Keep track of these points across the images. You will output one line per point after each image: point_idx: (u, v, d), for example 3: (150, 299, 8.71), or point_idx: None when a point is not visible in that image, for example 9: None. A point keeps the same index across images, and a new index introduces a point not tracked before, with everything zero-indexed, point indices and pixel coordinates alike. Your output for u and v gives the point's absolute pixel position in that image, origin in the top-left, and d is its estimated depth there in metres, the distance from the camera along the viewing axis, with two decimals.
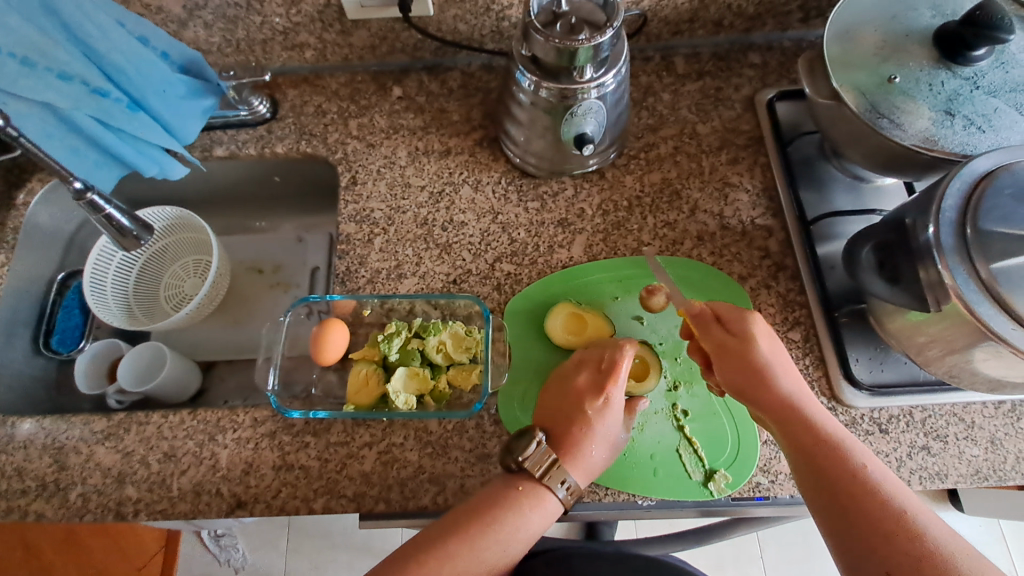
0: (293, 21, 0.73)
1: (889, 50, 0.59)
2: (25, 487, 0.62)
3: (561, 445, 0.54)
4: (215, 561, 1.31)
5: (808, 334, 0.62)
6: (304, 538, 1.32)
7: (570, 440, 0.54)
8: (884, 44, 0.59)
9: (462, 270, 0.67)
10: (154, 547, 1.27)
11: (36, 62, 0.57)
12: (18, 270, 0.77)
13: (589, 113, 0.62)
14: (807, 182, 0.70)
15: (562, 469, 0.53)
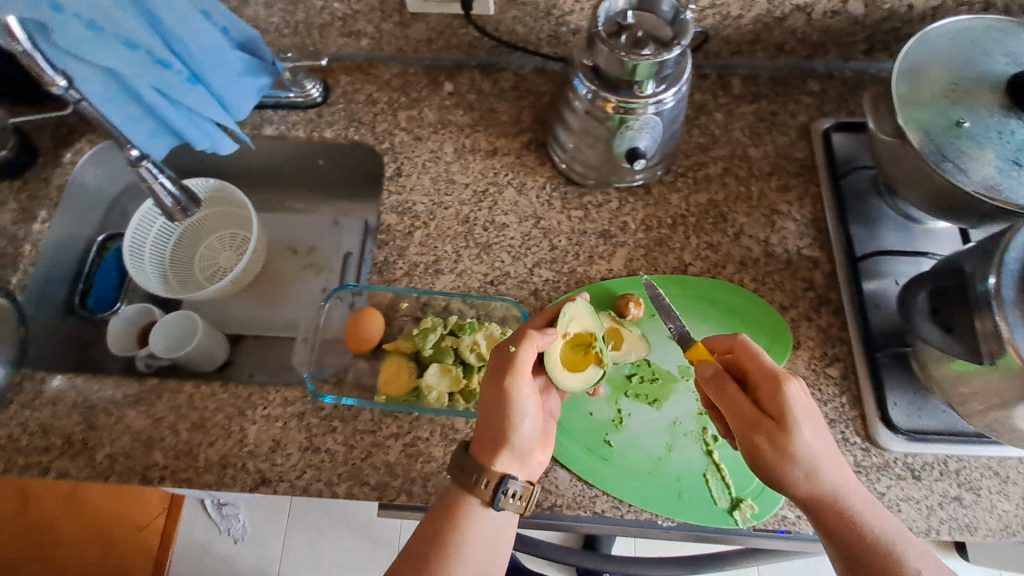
0: (353, 8, 0.73)
1: (959, 93, 0.58)
2: (49, 443, 0.63)
3: (483, 433, 0.51)
4: (215, 528, 1.33)
5: (846, 371, 0.62)
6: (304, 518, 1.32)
7: (486, 424, 0.51)
8: (953, 88, 0.58)
9: (500, 272, 0.67)
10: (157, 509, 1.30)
11: (102, 26, 0.55)
12: (59, 228, 0.77)
13: (645, 128, 0.61)
14: (859, 215, 0.68)
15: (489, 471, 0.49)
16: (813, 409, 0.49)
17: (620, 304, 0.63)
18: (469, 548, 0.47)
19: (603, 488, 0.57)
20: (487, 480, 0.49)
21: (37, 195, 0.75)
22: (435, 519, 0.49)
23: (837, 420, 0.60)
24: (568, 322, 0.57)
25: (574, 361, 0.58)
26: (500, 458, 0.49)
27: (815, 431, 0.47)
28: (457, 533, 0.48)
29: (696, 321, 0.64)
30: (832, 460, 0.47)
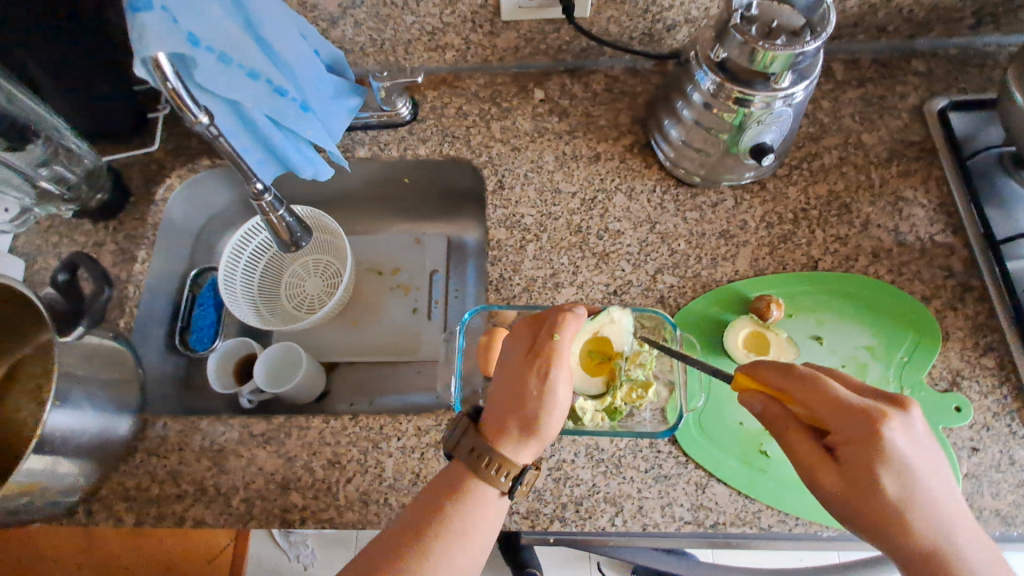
0: (444, 21, 0.71)
1: None
2: (180, 491, 0.60)
3: (509, 423, 0.49)
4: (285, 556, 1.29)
5: (1003, 360, 0.59)
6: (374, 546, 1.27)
7: (508, 415, 0.49)
8: None
9: (623, 281, 0.65)
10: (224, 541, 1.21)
11: (231, 58, 0.54)
12: (155, 266, 0.76)
13: (774, 122, 0.58)
14: (989, 196, 0.66)
15: (502, 459, 0.47)
16: (925, 444, 0.40)
17: (761, 307, 0.60)
18: (463, 533, 0.46)
19: (766, 502, 0.55)
20: (503, 470, 0.48)
21: (134, 235, 0.74)
22: (429, 500, 0.48)
23: (1002, 413, 0.57)
24: (607, 322, 0.56)
25: (591, 363, 0.56)
26: (520, 448, 0.48)
27: (918, 473, 0.39)
28: (454, 517, 0.46)
29: (839, 318, 0.61)
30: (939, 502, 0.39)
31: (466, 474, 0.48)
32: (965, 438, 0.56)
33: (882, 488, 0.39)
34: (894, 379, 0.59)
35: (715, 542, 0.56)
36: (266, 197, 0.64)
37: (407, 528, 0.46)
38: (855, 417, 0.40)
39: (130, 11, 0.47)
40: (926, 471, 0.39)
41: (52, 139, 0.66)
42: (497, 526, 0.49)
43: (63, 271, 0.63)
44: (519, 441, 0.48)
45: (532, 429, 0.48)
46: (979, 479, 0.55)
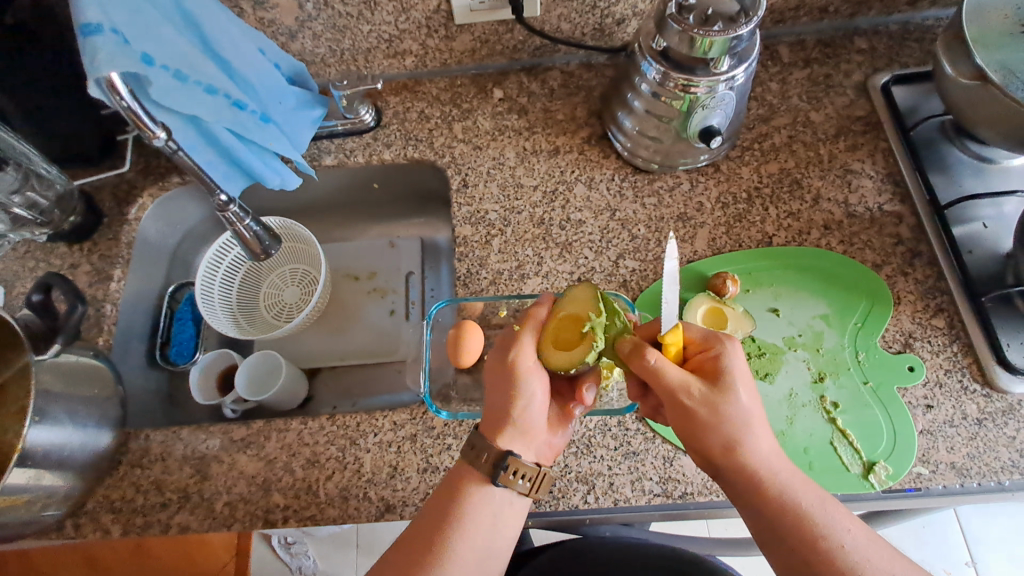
0: (400, 28, 0.74)
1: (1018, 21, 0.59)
2: (165, 499, 0.62)
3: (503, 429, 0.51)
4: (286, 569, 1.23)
5: (952, 320, 0.61)
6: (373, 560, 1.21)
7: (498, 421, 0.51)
8: (1012, 18, 0.59)
9: (586, 268, 0.67)
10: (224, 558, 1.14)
11: (186, 75, 0.56)
12: (133, 284, 0.77)
13: (718, 105, 0.61)
14: (933, 164, 0.69)
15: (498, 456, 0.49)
16: (725, 406, 0.46)
17: (717, 284, 0.63)
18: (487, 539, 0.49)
19: None
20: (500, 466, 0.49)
21: (109, 254, 0.75)
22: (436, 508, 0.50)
23: (953, 370, 0.59)
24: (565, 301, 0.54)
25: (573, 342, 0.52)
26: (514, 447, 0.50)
27: (746, 430, 0.46)
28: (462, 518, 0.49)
29: (795, 290, 0.64)
30: (765, 454, 0.46)
31: (467, 480, 0.50)
32: (918, 396, 0.58)
33: (712, 445, 0.47)
34: (849, 345, 0.61)
35: (683, 514, 0.58)
36: (232, 208, 0.67)
37: (429, 545, 0.48)
38: (669, 385, 0.47)
39: (79, 35, 0.48)
40: (755, 427, 0.47)
41: (22, 165, 0.68)
42: (515, 525, 0.51)
43: (37, 291, 0.64)
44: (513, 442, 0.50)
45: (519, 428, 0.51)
46: (933, 434, 0.57)
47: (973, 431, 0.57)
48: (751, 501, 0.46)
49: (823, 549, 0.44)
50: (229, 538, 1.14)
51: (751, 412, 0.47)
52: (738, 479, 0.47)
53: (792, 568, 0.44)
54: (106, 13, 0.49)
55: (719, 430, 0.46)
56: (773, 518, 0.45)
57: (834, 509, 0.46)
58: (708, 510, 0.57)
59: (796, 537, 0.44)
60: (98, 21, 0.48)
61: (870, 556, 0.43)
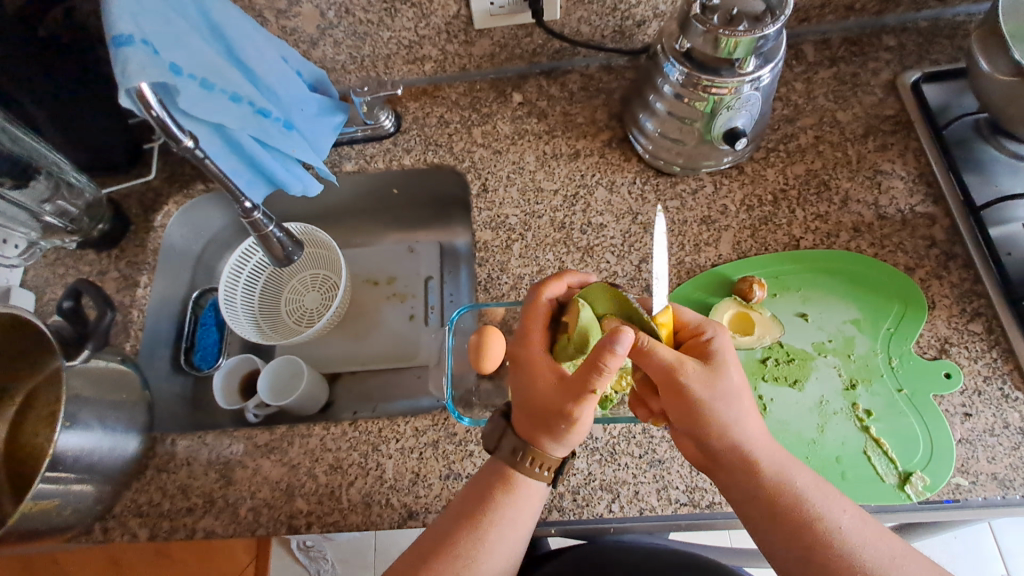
0: (420, 34, 0.74)
1: None
2: (191, 504, 0.62)
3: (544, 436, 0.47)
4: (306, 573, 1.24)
5: (991, 325, 0.59)
6: (389, 564, 1.21)
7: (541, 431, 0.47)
8: None
9: (608, 273, 0.66)
10: (245, 560, 1.16)
11: (213, 84, 0.57)
12: (158, 290, 0.78)
13: (743, 106, 0.60)
14: (967, 164, 0.67)
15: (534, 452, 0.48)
16: (717, 390, 0.45)
17: (744, 288, 0.62)
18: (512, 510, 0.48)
19: None
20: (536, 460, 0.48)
21: (136, 261, 0.77)
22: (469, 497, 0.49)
23: (992, 377, 0.57)
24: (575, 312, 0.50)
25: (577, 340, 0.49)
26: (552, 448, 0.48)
27: (737, 415, 0.45)
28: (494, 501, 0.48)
29: (825, 295, 0.62)
30: (755, 439, 0.46)
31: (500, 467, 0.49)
32: (956, 404, 0.56)
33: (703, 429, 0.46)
34: (882, 351, 0.59)
35: (709, 525, 0.56)
36: (256, 215, 0.67)
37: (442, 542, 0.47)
38: (665, 371, 0.45)
39: (112, 46, 0.49)
40: (745, 411, 0.46)
41: (52, 174, 0.70)
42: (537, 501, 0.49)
43: (68, 298, 0.65)
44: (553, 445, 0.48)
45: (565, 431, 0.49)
46: (972, 444, 0.55)
47: (1016, 441, 0.54)
48: (747, 488, 0.45)
49: (819, 535, 0.42)
50: (248, 541, 1.15)
51: (742, 394, 0.46)
52: (730, 469, 0.46)
53: (789, 559, 0.43)
54: (137, 24, 0.50)
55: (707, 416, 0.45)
56: (771, 506, 0.44)
57: (828, 494, 0.44)
58: (735, 520, 0.56)
59: (795, 526, 0.43)
60: (129, 32, 0.49)
61: (866, 540, 0.42)
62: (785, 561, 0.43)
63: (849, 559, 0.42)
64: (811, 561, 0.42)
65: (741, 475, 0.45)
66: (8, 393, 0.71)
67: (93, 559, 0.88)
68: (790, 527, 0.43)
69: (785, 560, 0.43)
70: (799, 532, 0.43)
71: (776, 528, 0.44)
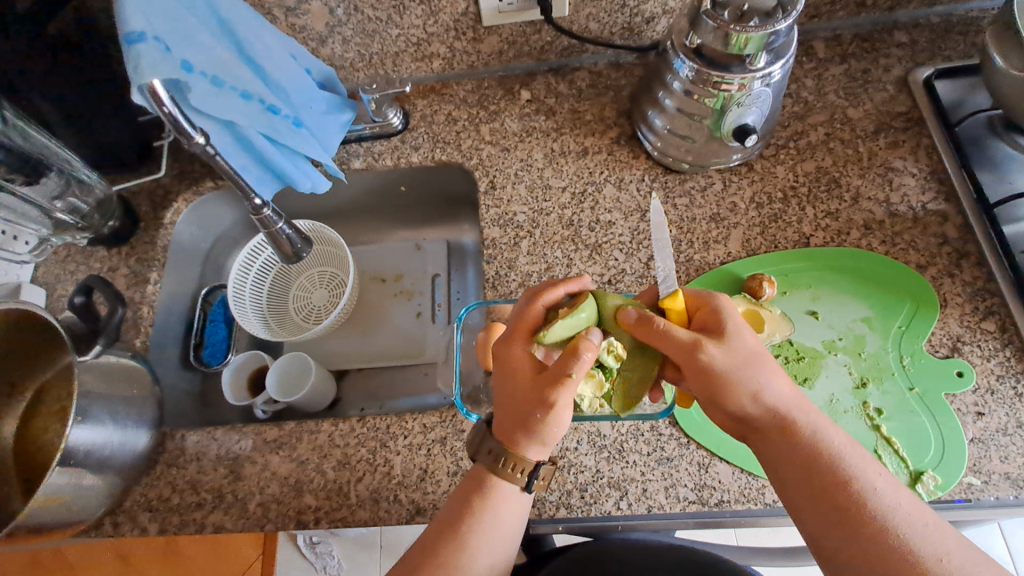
0: (428, 31, 0.74)
1: None
2: (201, 499, 0.63)
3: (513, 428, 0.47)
4: (313, 569, 1.25)
5: (1005, 324, 0.58)
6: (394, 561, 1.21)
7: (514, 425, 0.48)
8: None
9: (616, 270, 0.66)
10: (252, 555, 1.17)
11: (223, 81, 0.57)
12: (167, 287, 0.79)
13: (754, 103, 0.59)
14: (980, 162, 0.66)
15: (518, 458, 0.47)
16: (736, 355, 0.45)
17: (753, 286, 0.61)
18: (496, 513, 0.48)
19: None
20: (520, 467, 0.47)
21: (146, 258, 0.77)
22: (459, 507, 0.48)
23: (1005, 376, 0.57)
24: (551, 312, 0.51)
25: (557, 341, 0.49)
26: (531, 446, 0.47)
27: (763, 377, 0.45)
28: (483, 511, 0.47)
29: (835, 292, 0.62)
30: (783, 401, 0.45)
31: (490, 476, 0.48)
32: (968, 403, 0.56)
33: (730, 395, 0.45)
34: (893, 349, 0.59)
35: (717, 523, 0.56)
36: (266, 211, 0.67)
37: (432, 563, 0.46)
38: (680, 348, 0.45)
39: (124, 43, 0.49)
40: (770, 374, 0.45)
41: (64, 172, 0.70)
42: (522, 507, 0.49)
43: (79, 293, 0.65)
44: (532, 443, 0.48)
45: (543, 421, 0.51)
46: (985, 443, 0.54)
47: None
48: (777, 452, 0.45)
49: (851, 496, 0.42)
50: (256, 536, 1.17)
51: (766, 357, 0.46)
52: (764, 431, 0.45)
53: (819, 523, 0.42)
54: (149, 21, 0.50)
55: (738, 381, 0.45)
56: (801, 468, 0.43)
57: (860, 456, 0.44)
58: (744, 518, 0.55)
59: (827, 488, 0.42)
60: (141, 29, 0.49)
61: (900, 505, 0.41)
62: (817, 524, 0.42)
63: (882, 520, 0.41)
64: (844, 523, 0.41)
65: (774, 438, 0.45)
66: (19, 388, 0.71)
67: (103, 553, 0.89)
68: (821, 489, 0.42)
69: (812, 523, 0.43)
70: (831, 494, 0.42)
71: (805, 490, 0.43)
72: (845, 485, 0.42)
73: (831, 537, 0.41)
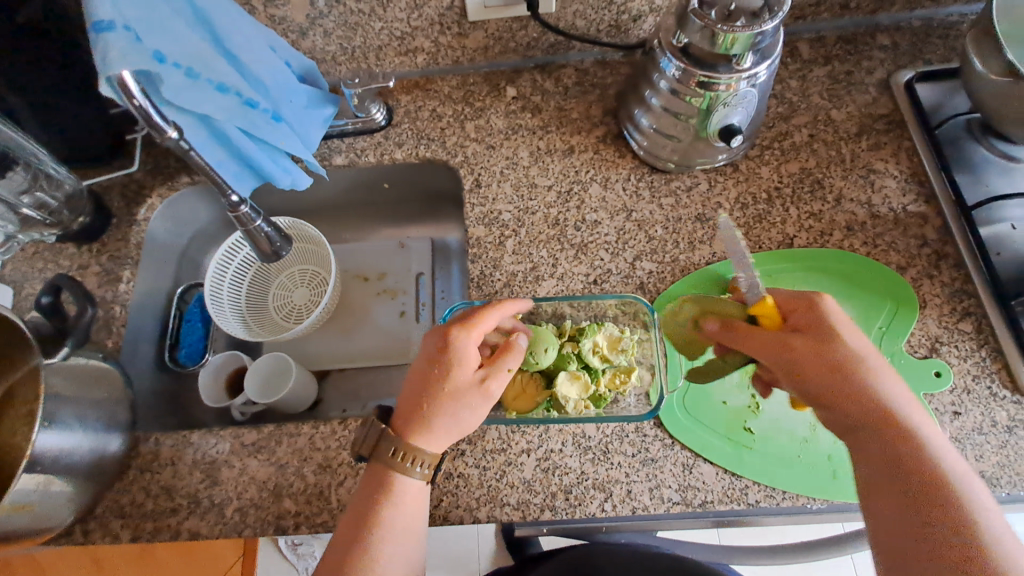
0: (412, 25, 0.73)
1: None
2: (177, 504, 0.61)
3: (407, 407, 0.52)
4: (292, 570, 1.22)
5: (981, 324, 0.59)
6: None
7: (411, 403, 0.51)
8: None
9: (602, 270, 0.66)
10: (232, 558, 1.14)
11: (198, 72, 0.55)
12: (141, 285, 0.76)
13: (740, 103, 0.59)
14: (958, 165, 0.67)
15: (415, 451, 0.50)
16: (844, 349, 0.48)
17: (737, 286, 0.61)
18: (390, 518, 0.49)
19: (752, 477, 0.56)
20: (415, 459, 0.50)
21: (118, 255, 0.75)
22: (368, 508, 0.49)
23: (981, 376, 0.58)
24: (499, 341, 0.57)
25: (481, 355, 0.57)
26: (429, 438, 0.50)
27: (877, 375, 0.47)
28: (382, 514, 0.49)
29: (818, 293, 0.62)
30: (900, 400, 0.46)
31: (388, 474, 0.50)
32: (946, 402, 0.57)
33: (853, 386, 0.46)
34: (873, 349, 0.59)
35: (702, 523, 0.57)
36: (244, 209, 0.65)
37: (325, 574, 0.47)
38: (767, 340, 0.50)
39: (92, 33, 0.48)
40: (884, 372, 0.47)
41: (31, 165, 0.67)
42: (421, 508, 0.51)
43: (46, 293, 0.63)
44: (428, 434, 0.50)
45: (458, 434, 0.52)
46: (962, 442, 0.55)
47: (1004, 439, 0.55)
48: (873, 449, 0.44)
49: (935, 496, 0.40)
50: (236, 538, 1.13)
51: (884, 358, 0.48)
52: (864, 431, 0.45)
53: (894, 524, 0.41)
54: (118, 9, 0.48)
55: (852, 374, 0.47)
56: (892, 464, 0.43)
57: (956, 461, 0.43)
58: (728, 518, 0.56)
59: (924, 487, 0.41)
60: (110, 18, 0.48)
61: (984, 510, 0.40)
62: (891, 523, 0.41)
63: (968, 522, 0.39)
64: (923, 521, 0.40)
65: (872, 437, 0.45)
66: None
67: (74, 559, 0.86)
68: (911, 488, 0.42)
69: (886, 522, 0.41)
70: (925, 494, 0.41)
71: (884, 487, 0.42)
72: (931, 485, 0.41)
73: (906, 535, 0.40)
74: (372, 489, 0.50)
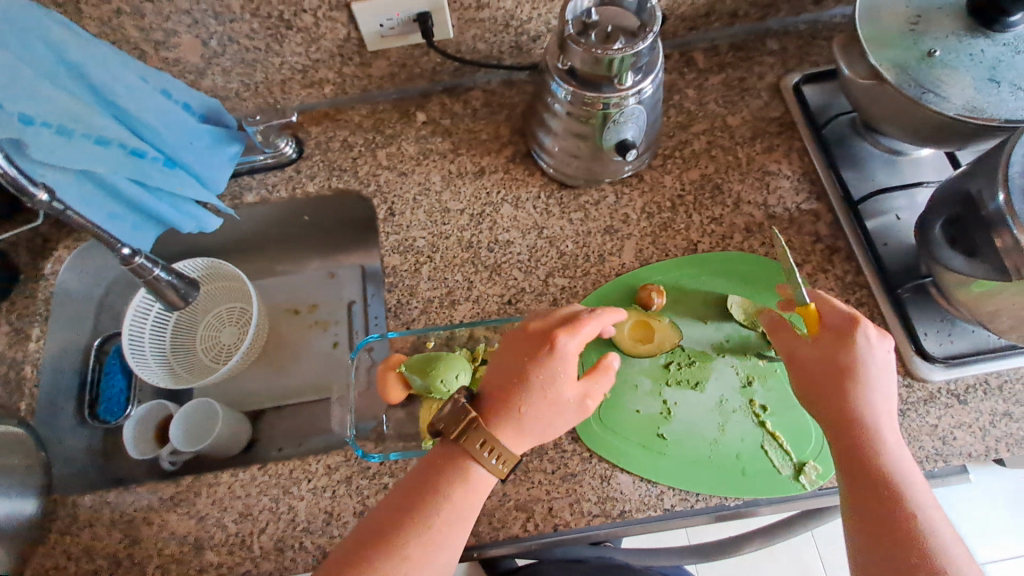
0: (312, 58, 0.72)
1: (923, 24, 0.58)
2: (95, 568, 0.59)
3: (484, 404, 0.51)
4: None
5: (872, 313, 0.63)
6: None
7: (501, 403, 0.51)
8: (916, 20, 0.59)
9: (516, 290, 0.66)
10: None
11: (71, 129, 0.55)
12: (53, 341, 0.74)
13: (630, 119, 0.61)
14: (847, 161, 0.70)
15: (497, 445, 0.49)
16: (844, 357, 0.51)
17: (643, 296, 0.63)
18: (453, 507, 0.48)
19: (667, 483, 0.57)
20: (494, 451, 0.49)
21: (24, 313, 0.72)
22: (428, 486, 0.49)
23: None
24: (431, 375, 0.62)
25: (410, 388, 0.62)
26: (514, 438, 0.50)
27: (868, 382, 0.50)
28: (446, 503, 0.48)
29: (722, 295, 0.64)
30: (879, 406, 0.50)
31: (465, 459, 0.49)
32: None
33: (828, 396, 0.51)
34: None
35: (624, 532, 0.58)
36: (138, 259, 0.63)
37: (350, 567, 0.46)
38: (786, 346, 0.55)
39: None
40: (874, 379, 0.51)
41: None
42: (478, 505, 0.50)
43: None
44: (513, 429, 0.50)
45: (540, 438, 0.51)
46: None
47: None
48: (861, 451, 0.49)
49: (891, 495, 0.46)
50: None
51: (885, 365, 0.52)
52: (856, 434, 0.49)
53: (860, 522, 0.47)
54: None
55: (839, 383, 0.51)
56: (867, 466, 0.48)
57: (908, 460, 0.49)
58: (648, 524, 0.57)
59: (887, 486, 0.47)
60: None
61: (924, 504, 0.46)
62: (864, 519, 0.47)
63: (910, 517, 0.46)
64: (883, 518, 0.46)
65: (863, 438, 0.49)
66: None
67: None
68: (876, 488, 0.47)
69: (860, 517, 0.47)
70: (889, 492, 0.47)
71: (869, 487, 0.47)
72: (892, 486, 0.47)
73: (871, 530, 0.46)
74: (441, 469, 0.49)
